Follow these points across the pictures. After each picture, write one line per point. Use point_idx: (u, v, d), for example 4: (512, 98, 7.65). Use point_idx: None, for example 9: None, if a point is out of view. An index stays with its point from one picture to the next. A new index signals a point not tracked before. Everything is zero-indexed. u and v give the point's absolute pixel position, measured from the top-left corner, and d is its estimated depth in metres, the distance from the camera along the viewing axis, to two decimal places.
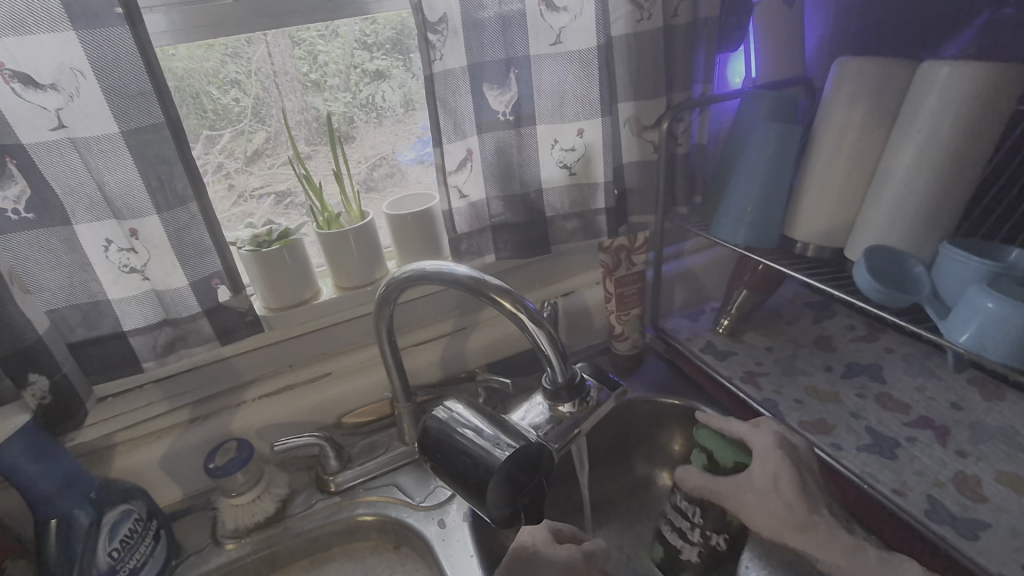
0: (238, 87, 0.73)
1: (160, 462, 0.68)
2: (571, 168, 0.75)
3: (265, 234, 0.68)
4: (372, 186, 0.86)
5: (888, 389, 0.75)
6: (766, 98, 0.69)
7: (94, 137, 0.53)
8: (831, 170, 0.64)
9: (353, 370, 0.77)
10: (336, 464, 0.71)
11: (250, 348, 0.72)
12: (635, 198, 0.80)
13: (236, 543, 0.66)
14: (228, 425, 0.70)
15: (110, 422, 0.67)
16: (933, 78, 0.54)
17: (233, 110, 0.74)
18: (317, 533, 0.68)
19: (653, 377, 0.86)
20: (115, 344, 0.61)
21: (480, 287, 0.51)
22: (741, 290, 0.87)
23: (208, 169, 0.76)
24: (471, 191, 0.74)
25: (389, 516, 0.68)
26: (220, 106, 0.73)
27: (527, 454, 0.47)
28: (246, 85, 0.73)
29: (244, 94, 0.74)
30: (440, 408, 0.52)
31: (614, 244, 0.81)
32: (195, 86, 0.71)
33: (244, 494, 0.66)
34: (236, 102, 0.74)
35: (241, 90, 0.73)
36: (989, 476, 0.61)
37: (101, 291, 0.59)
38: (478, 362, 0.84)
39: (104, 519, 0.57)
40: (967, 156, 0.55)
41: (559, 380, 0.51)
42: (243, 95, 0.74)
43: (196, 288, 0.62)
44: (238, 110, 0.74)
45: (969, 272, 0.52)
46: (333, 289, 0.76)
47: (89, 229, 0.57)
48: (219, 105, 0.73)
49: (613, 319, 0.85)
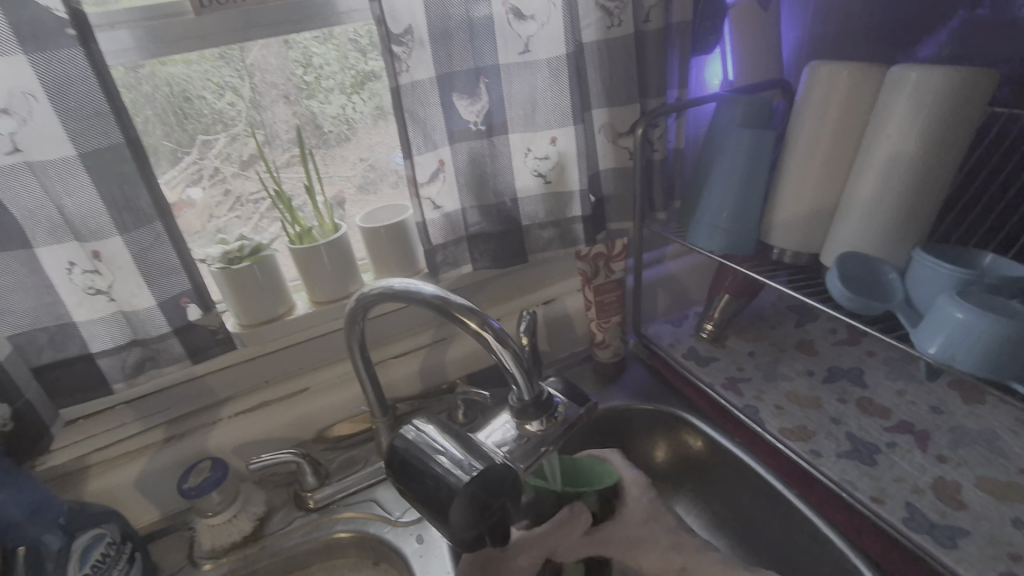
0: (233, 91, 0.73)
1: (134, 483, 0.67)
2: (546, 176, 0.74)
3: (237, 250, 0.67)
4: (369, 187, 0.85)
5: (868, 393, 0.74)
6: (739, 104, 0.68)
7: (50, 161, 0.52)
8: (805, 177, 0.64)
9: (331, 385, 0.76)
10: (313, 481, 0.70)
11: (224, 366, 0.72)
12: (613, 205, 0.79)
13: (213, 563, 0.65)
14: (204, 444, 0.70)
15: (82, 444, 0.67)
16: (901, 84, 0.53)
17: (228, 114, 0.74)
18: (295, 551, 0.67)
19: (635, 385, 0.85)
20: (83, 367, 0.61)
21: (445, 305, 0.51)
22: (723, 295, 0.86)
23: (204, 175, 0.76)
24: (445, 202, 0.73)
25: (368, 532, 0.68)
26: (215, 110, 0.73)
27: (493, 476, 0.46)
28: (241, 89, 0.73)
29: (238, 97, 0.74)
30: (408, 427, 0.51)
31: (591, 253, 0.78)
32: (189, 90, 0.71)
33: (221, 513, 0.65)
34: (231, 106, 0.74)
35: (236, 94, 0.73)
36: (969, 482, 0.61)
37: (67, 313, 0.59)
38: (458, 373, 0.83)
39: (74, 544, 0.57)
40: (937, 160, 0.54)
41: (526, 398, 0.50)
42: (238, 99, 0.74)
43: (164, 308, 0.61)
44: (234, 114, 0.74)
45: (940, 280, 0.52)
46: (308, 304, 0.75)
47: (51, 252, 0.56)
48: (213, 109, 0.73)
49: (594, 327, 0.84)
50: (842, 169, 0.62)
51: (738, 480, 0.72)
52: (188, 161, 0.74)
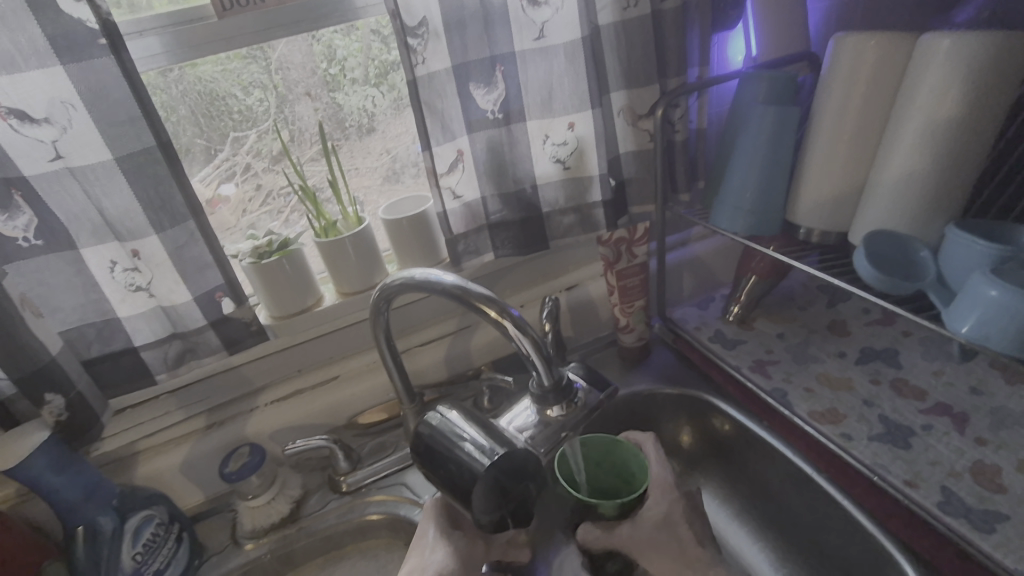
0: (262, 87, 0.75)
1: (180, 468, 0.71)
2: (565, 162, 0.74)
3: (265, 245, 0.69)
4: (395, 177, 0.86)
5: (903, 374, 0.72)
6: (762, 80, 0.66)
7: (89, 166, 0.55)
8: (832, 153, 0.62)
9: (360, 373, 0.79)
10: (346, 465, 0.73)
11: (259, 356, 0.75)
12: (635, 188, 0.78)
13: (254, 544, 0.69)
14: (243, 430, 0.73)
15: (130, 432, 0.71)
16: (932, 51, 0.51)
17: (257, 110, 0.76)
18: (332, 531, 0.70)
19: (660, 368, 0.85)
20: (129, 359, 0.64)
21: (465, 295, 0.52)
22: (750, 277, 0.84)
23: (236, 171, 0.79)
24: (465, 191, 0.74)
25: (399, 515, 0.70)
26: (245, 107, 0.76)
27: (513, 460, 0.47)
28: (270, 86, 0.75)
29: (266, 94, 0.76)
30: (434, 413, 0.53)
31: (614, 237, 0.79)
32: (220, 89, 0.73)
33: (260, 496, 0.69)
34: (259, 102, 0.76)
35: (265, 90, 0.75)
36: (1010, 466, 0.59)
37: (111, 309, 0.62)
38: (483, 360, 0.85)
39: (127, 524, 0.61)
40: (973, 131, 0.52)
41: (546, 383, 0.51)
42: (266, 95, 0.76)
43: (199, 302, 0.64)
44: (263, 110, 0.77)
45: (975, 257, 0.50)
46: (336, 295, 0.77)
47: (94, 252, 0.59)
48: (243, 107, 0.76)
49: (618, 311, 0.84)
50: (873, 142, 0.60)
51: (766, 463, 0.71)
52: (222, 158, 0.77)
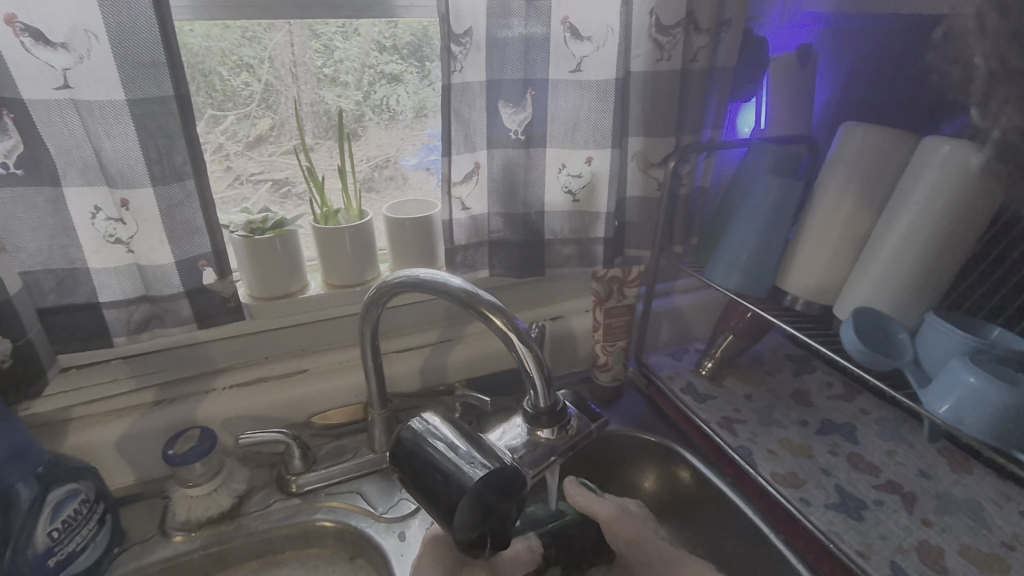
0: (250, 71, 0.71)
1: (117, 442, 0.65)
2: (575, 194, 0.75)
3: (260, 221, 0.66)
4: (372, 186, 0.83)
5: (859, 449, 0.75)
6: (769, 152, 0.70)
7: (98, 102, 0.52)
8: (827, 230, 0.65)
9: (332, 370, 0.75)
10: (299, 464, 0.69)
11: (228, 335, 0.70)
12: (633, 231, 0.80)
13: (185, 536, 0.63)
14: (194, 412, 0.68)
15: (69, 395, 0.64)
16: (934, 152, 0.56)
17: (241, 93, 0.72)
18: (271, 535, 0.65)
19: (630, 412, 0.85)
20: (88, 314, 0.59)
21: (474, 301, 0.51)
22: (727, 335, 0.86)
23: (207, 148, 0.73)
24: (474, 205, 0.74)
25: (349, 525, 0.66)
26: (229, 87, 0.71)
27: (502, 477, 0.46)
28: (258, 70, 0.72)
29: (254, 78, 0.72)
30: (416, 419, 0.51)
31: (607, 274, 0.81)
32: (205, 64, 0.69)
33: (201, 486, 0.64)
34: (245, 86, 0.72)
35: (253, 75, 0.72)
36: (952, 548, 0.62)
37: (80, 258, 0.57)
38: (458, 377, 0.82)
39: (49, 496, 0.55)
40: (960, 230, 0.56)
41: (541, 405, 0.51)
42: (253, 79, 0.72)
43: (180, 268, 0.60)
44: (247, 94, 0.72)
45: (951, 344, 0.54)
46: (321, 285, 0.74)
47: (79, 194, 0.55)
48: (228, 86, 0.71)
49: (598, 349, 0.84)
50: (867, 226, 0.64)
51: (725, 518, 0.72)
52: None
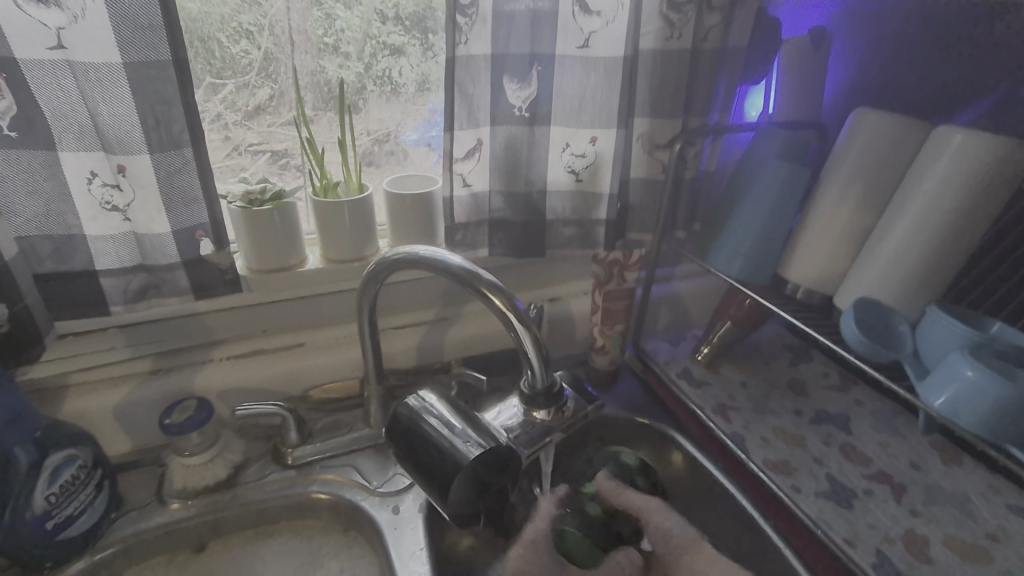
0: (249, 38, 0.70)
1: (114, 410, 0.65)
2: (578, 174, 0.74)
3: (259, 192, 0.65)
4: (371, 161, 0.82)
5: (852, 439, 0.75)
6: (778, 137, 0.69)
7: (93, 64, 0.50)
8: (833, 220, 0.65)
9: (329, 345, 0.75)
10: (296, 437, 0.69)
11: (226, 307, 0.70)
12: (636, 216, 0.79)
13: (181, 504, 0.64)
14: (191, 382, 0.68)
15: (67, 361, 0.64)
16: (947, 142, 0.55)
17: (240, 61, 0.70)
18: (268, 505, 0.66)
19: (625, 396, 0.86)
20: (86, 282, 0.59)
21: (473, 280, 0.51)
22: (725, 322, 0.86)
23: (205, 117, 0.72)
24: (476, 181, 0.73)
25: (343, 498, 0.66)
26: (227, 55, 0.70)
27: (497, 456, 0.46)
28: (258, 38, 0.70)
29: (253, 46, 0.70)
30: (412, 396, 0.52)
31: (608, 257, 0.80)
32: (204, 30, 0.68)
33: (197, 455, 0.64)
34: (245, 54, 0.70)
35: (252, 42, 0.70)
36: (937, 538, 0.62)
37: (77, 225, 0.57)
38: (454, 354, 0.82)
39: (45, 462, 0.55)
40: (969, 223, 0.55)
41: (538, 386, 0.51)
42: (252, 47, 0.70)
43: (178, 238, 0.59)
44: (247, 62, 0.71)
45: (952, 338, 0.54)
46: (319, 260, 0.73)
47: (75, 158, 0.54)
48: (227, 54, 0.70)
49: (596, 332, 0.84)
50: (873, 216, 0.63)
51: (716, 502, 0.72)
52: None
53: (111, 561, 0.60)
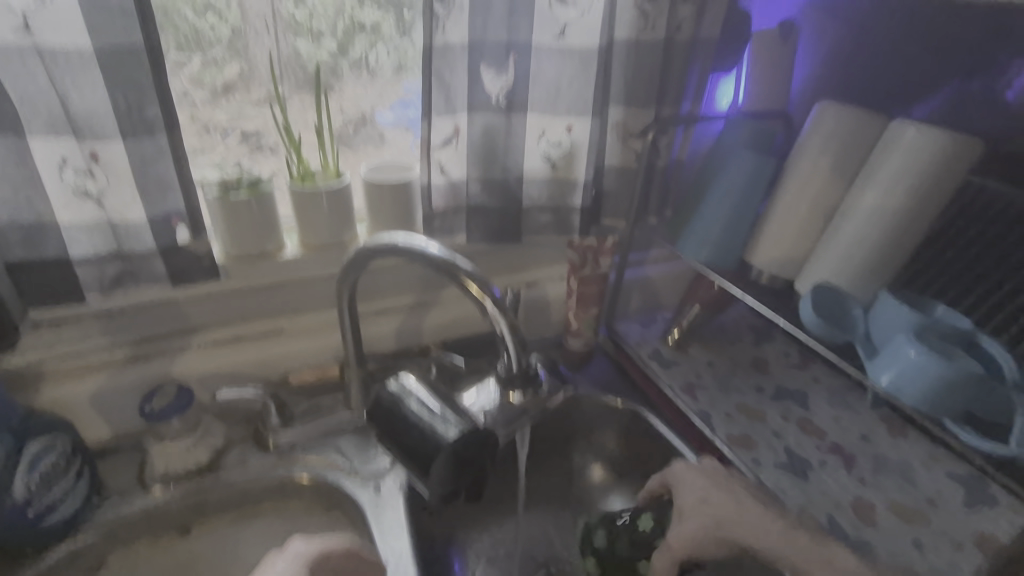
0: (215, 12, 0.69)
1: (92, 397, 0.66)
2: (554, 162, 0.76)
3: (235, 180, 0.66)
4: (346, 142, 0.80)
5: (809, 414, 0.80)
6: (746, 127, 0.72)
7: (63, 51, 0.50)
8: (795, 208, 0.68)
9: (308, 332, 0.76)
10: (277, 421, 0.70)
11: (202, 295, 0.69)
12: (610, 202, 0.81)
13: (163, 488, 0.65)
14: (170, 368, 0.69)
15: (41, 349, 0.64)
16: (899, 136, 0.59)
17: (206, 36, 0.69)
18: (251, 487, 0.67)
19: (600, 375, 0.88)
20: (58, 272, 0.58)
21: (451, 269, 0.52)
22: (694, 305, 0.90)
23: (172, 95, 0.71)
24: (453, 168, 0.74)
25: (326, 480, 0.68)
26: (193, 28, 0.68)
27: (476, 436, 0.49)
28: (226, 13, 0.69)
29: (220, 20, 0.69)
30: (393, 379, 0.53)
31: (582, 243, 0.83)
32: (170, 4, 0.66)
33: (179, 441, 0.66)
34: (211, 29, 0.69)
35: (218, 17, 0.69)
36: (883, 504, 0.68)
37: (48, 212, 0.56)
38: (433, 338, 0.84)
39: (24, 450, 0.56)
40: (918, 213, 0.59)
41: (514, 369, 0.53)
42: (219, 23, 0.69)
43: (154, 225, 0.59)
44: (213, 38, 0.70)
45: (899, 321, 0.58)
46: (297, 247, 0.73)
47: (44, 145, 0.54)
48: (191, 27, 0.68)
49: (571, 315, 0.88)
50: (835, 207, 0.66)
51: None
52: None
53: (93, 547, 0.60)
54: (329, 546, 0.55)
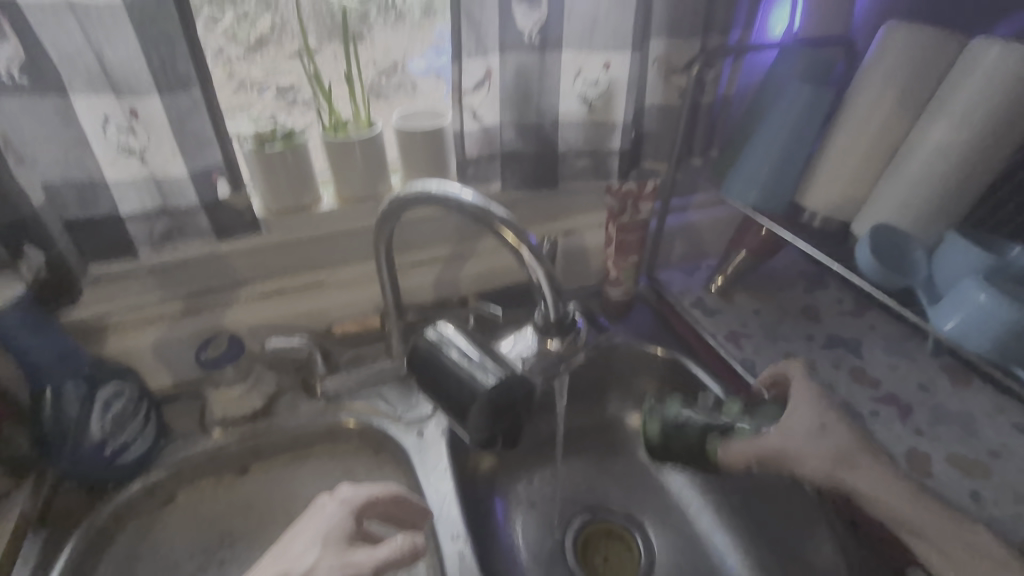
0: None
1: (153, 347, 0.70)
2: (591, 103, 0.72)
3: (269, 133, 0.66)
4: (380, 94, 0.78)
5: (862, 363, 0.76)
6: (802, 55, 0.65)
7: (97, 9, 0.50)
8: (855, 143, 0.63)
9: (348, 284, 0.77)
10: (323, 369, 0.73)
11: (245, 249, 0.71)
12: (651, 143, 0.78)
13: (223, 431, 0.69)
14: (222, 321, 0.72)
15: (104, 304, 0.67)
16: (981, 56, 0.53)
17: None
18: (302, 432, 0.71)
19: (639, 325, 0.87)
20: (112, 227, 0.61)
21: (485, 217, 0.51)
22: (741, 252, 0.85)
23: (207, 53, 0.68)
24: (485, 113, 0.71)
25: (372, 425, 0.71)
26: None
27: (512, 383, 0.49)
28: None
29: None
30: (431, 329, 0.54)
31: (623, 189, 0.78)
32: None
33: (235, 387, 0.69)
34: None
35: None
36: (939, 455, 0.65)
37: (96, 169, 0.58)
38: (470, 288, 0.85)
39: (96, 395, 0.60)
40: (996, 142, 0.54)
41: (550, 317, 0.52)
42: None
43: (196, 180, 0.61)
44: None
45: (968, 263, 0.54)
46: (334, 200, 0.74)
47: (87, 103, 0.55)
48: None
49: (609, 264, 0.85)
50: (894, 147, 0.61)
51: None
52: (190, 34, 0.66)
53: (165, 482, 0.66)
54: (376, 492, 0.53)
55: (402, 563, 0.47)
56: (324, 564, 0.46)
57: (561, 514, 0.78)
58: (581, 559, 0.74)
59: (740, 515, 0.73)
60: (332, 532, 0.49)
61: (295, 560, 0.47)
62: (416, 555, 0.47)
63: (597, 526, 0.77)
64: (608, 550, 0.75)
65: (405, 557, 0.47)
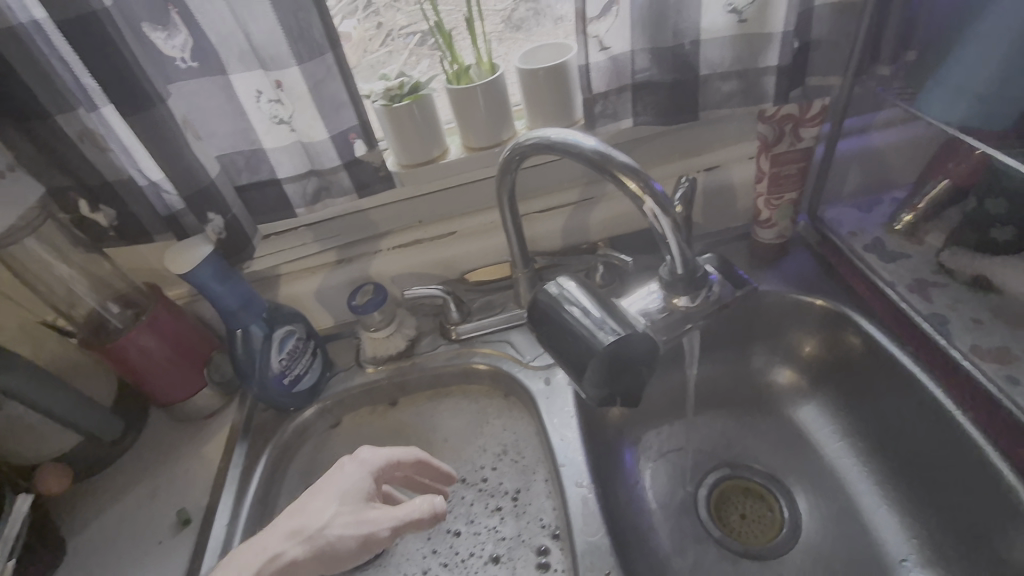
0: None
1: (314, 293, 0.80)
2: (741, 13, 0.61)
3: (397, 87, 0.67)
4: (517, 25, 0.76)
5: None
6: None
7: None
8: None
9: (478, 233, 0.79)
10: (457, 316, 0.77)
11: (385, 202, 0.76)
12: (822, 52, 0.65)
13: (374, 368, 0.77)
14: (368, 269, 0.79)
15: (273, 256, 0.77)
16: None
17: None
18: (441, 372, 0.77)
19: (794, 271, 0.76)
20: (273, 189, 0.68)
21: (606, 163, 0.48)
22: (940, 181, 0.68)
23: (359, 7, 0.74)
24: (614, 42, 0.64)
25: (501, 368, 0.74)
26: None
27: (632, 340, 0.47)
28: None
29: None
30: (552, 283, 0.52)
31: (779, 112, 0.68)
32: None
33: (381, 330, 0.76)
34: None
35: None
36: None
37: (258, 140, 0.65)
38: (600, 235, 0.81)
39: (273, 334, 0.71)
40: None
41: (678, 271, 0.49)
42: None
43: (335, 142, 0.65)
44: None
45: None
46: (460, 149, 0.74)
47: (242, 79, 0.60)
48: None
49: (761, 203, 0.74)
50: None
51: (896, 389, 0.64)
52: None
53: (333, 409, 0.77)
54: (396, 456, 0.57)
55: (421, 525, 0.50)
56: (340, 521, 0.50)
57: (696, 469, 0.75)
58: (715, 517, 0.71)
59: (914, 492, 0.64)
60: (351, 491, 0.52)
61: (313, 517, 0.50)
62: (434, 518, 0.50)
63: (734, 485, 0.73)
64: (745, 512, 0.71)
65: (423, 520, 0.50)
